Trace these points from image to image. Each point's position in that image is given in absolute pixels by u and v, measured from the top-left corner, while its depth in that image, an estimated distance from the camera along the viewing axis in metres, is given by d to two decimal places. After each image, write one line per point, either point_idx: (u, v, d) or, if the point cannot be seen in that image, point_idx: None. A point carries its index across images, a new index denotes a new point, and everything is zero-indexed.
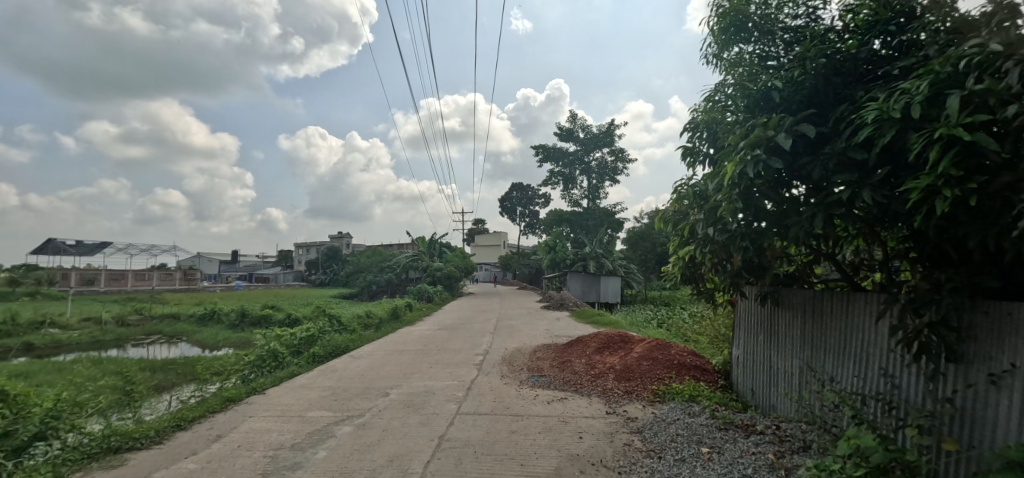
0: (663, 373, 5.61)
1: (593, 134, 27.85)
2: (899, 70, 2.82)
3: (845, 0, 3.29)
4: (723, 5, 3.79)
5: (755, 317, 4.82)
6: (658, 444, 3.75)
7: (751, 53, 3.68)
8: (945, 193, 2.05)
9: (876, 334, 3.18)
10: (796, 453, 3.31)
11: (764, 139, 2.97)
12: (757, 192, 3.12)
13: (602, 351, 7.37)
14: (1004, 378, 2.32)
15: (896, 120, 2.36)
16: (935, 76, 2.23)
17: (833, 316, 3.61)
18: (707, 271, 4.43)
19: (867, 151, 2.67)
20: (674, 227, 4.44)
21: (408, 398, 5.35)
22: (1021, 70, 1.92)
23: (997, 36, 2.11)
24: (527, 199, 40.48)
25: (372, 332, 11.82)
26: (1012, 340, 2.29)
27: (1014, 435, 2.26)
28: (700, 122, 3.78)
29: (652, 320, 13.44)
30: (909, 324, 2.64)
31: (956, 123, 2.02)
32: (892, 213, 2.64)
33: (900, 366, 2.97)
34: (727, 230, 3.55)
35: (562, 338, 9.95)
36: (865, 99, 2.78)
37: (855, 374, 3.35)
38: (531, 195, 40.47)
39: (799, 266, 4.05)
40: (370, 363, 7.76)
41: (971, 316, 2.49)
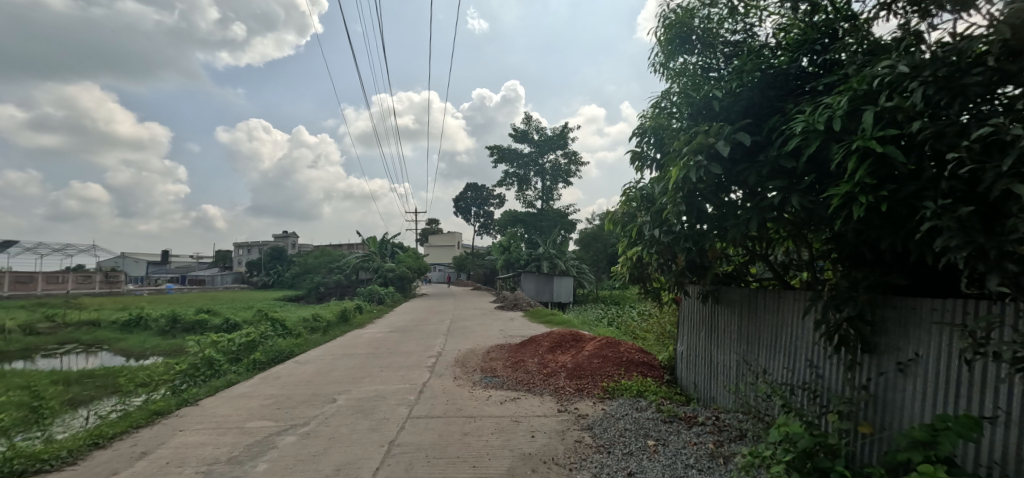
0: (613, 370, 5.78)
1: (547, 136, 28.17)
2: (824, 86, 3.06)
3: (778, 19, 3.54)
4: (669, 17, 3.97)
5: (697, 314, 5.08)
6: (607, 440, 3.86)
7: (694, 64, 3.87)
8: (861, 200, 2.24)
9: (803, 328, 3.44)
10: (733, 442, 3.53)
11: (705, 145, 3.13)
12: (699, 195, 3.28)
13: (554, 350, 7.48)
14: (910, 366, 2.58)
15: (820, 132, 2.57)
16: (853, 93, 2.45)
17: (766, 312, 3.86)
18: (654, 271, 4.61)
19: (796, 159, 2.88)
20: (622, 228, 4.58)
21: (357, 404, 5.19)
22: (924, 91, 2.14)
23: (904, 58, 2.33)
24: (481, 200, 40.39)
25: (319, 336, 11.37)
26: (916, 332, 2.56)
27: (918, 417, 2.52)
28: (647, 128, 3.93)
29: (603, 318, 13.77)
30: (831, 318, 2.88)
31: (871, 136, 2.22)
32: (817, 217, 2.87)
33: (823, 357, 3.24)
34: (671, 231, 3.71)
35: (516, 338, 10.03)
36: (794, 111, 3.00)
37: (785, 366, 3.61)
38: (485, 196, 40.43)
39: (736, 267, 4.29)
40: (317, 368, 7.46)
41: (883, 311, 2.75)
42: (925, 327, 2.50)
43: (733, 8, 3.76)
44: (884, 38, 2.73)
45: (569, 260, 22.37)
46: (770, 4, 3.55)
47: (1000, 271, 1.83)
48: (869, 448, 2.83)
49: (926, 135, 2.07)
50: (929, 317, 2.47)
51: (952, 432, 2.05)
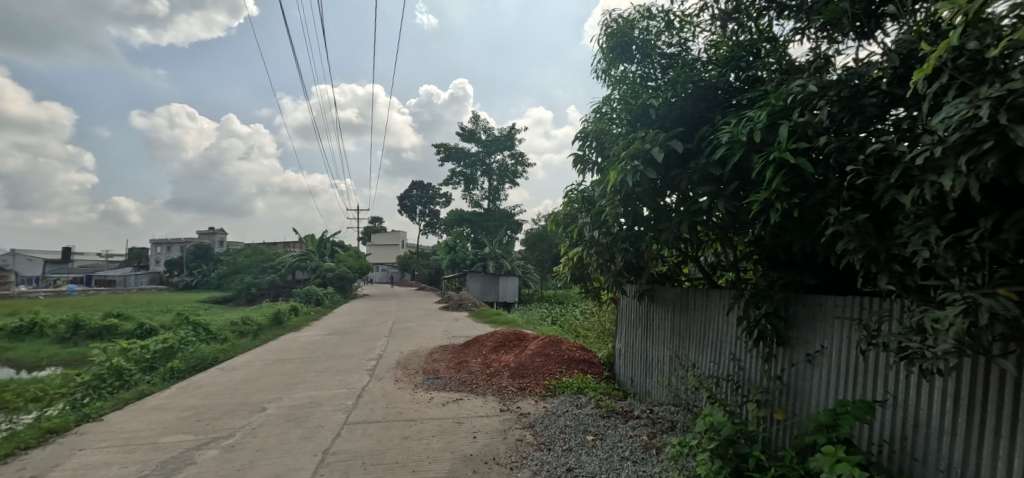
0: (554, 369, 5.90)
1: (494, 136, 28.16)
2: (748, 100, 3.29)
3: (710, 36, 3.78)
4: (612, 26, 4.13)
5: (634, 313, 5.30)
6: (547, 437, 3.94)
7: (634, 73, 4.04)
8: (777, 206, 2.47)
9: (727, 324, 3.69)
10: (665, 433, 3.72)
11: (642, 151, 3.28)
12: (636, 199, 3.44)
13: (498, 350, 7.52)
14: (817, 356, 2.85)
15: (743, 143, 2.78)
16: (771, 109, 2.66)
17: (696, 309, 4.12)
18: (594, 271, 4.76)
19: (722, 168, 3.09)
20: (565, 229, 4.69)
21: (289, 412, 4.92)
22: (830, 109, 2.36)
23: (814, 78, 2.57)
24: (426, 199, 39.70)
25: (248, 340, 10.64)
26: (822, 326, 2.83)
27: (823, 403, 2.79)
28: (589, 132, 4.06)
29: (546, 317, 13.98)
30: (751, 314, 3.12)
31: (786, 148, 2.43)
32: (739, 222, 3.10)
33: (745, 351, 3.50)
34: (610, 233, 3.84)
35: (460, 338, 9.97)
36: (722, 122, 3.22)
37: (712, 360, 3.87)
38: (430, 195, 39.79)
39: (670, 267, 4.52)
40: (244, 375, 7.00)
41: (795, 307, 3.01)
42: (830, 321, 2.77)
43: (670, 23, 3.97)
44: (798, 60, 2.99)
45: (514, 260, 22.49)
46: (703, 21, 3.78)
47: (890, 271, 2.07)
48: (782, 433, 3.09)
49: (830, 149, 2.30)
50: (832, 312, 2.75)
51: (850, 415, 2.29)
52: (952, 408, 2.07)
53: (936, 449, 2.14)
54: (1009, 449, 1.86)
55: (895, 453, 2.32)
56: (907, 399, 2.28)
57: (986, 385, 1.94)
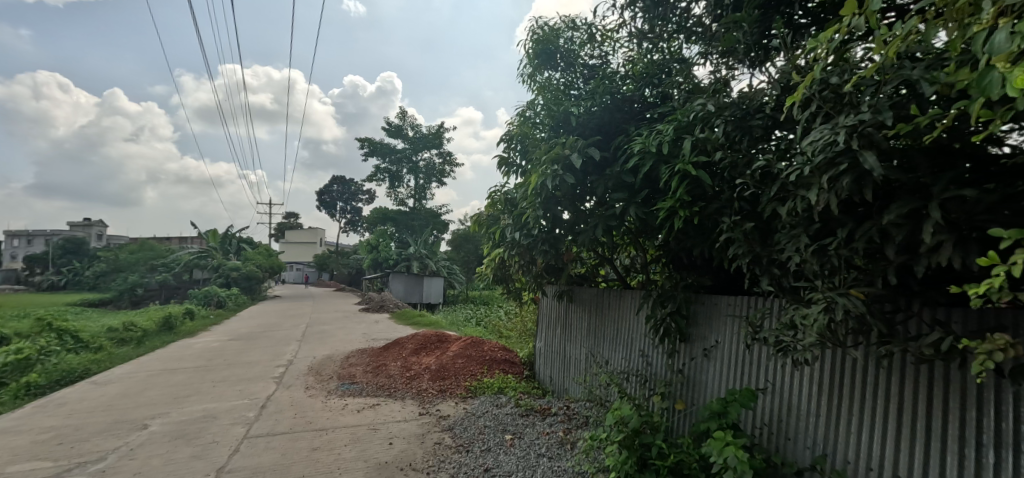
0: (476, 369, 5.92)
1: (420, 133, 27.53)
2: (659, 115, 3.54)
3: (628, 52, 4.01)
4: (537, 32, 4.25)
5: (553, 312, 5.47)
6: (466, 439, 3.93)
7: (558, 80, 4.18)
8: (680, 213, 2.73)
9: (637, 322, 3.95)
10: (579, 428, 3.88)
11: (562, 156, 3.42)
12: (556, 202, 3.57)
13: (418, 352, 7.37)
14: (712, 351, 3.14)
15: (653, 155, 3.00)
16: (677, 124, 2.90)
17: (610, 308, 4.35)
18: (515, 272, 4.84)
19: (634, 176, 3.30)
20: (487, 230, 4.73)
21: (177, 429, 4.43)
22: (726, 127, 2.61)
23: (715, 98, 2.82)
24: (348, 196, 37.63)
25: (130, 349, 9.41)
26: (716, 323, 3.13)
27: (716, 392, 3.08)
28: (514, 135, 4.13)
29: (471, 319, 13.93)
30: (657, 313, 3.37)
31: (689, 161, 2.67)
32: (649, 227, 3.33)
33: (652, 347, 3.76)
34: (531, 235, 3.93)
35: (380, 341, 9.62)
36: (635, 133, 3.44)
37: (623, 356, 4.11)
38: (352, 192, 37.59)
39: (588, 268, 4.72)
40: (124, 389, 6.17)
41: (695, 306, 3.30)
42: (723, 318, 3.07)
43: (592, 35, 4.15)
44: (702, 81, 3.26)
45: (439, 261, 22.14)
46: (622, 37, 4.00)
47: (770, 273, 2.35)
48: (682, 421, 3.37)
49: (724, 164, 2.55)
50: (725, 310, 3.05)
51: (737, 403, 2.55)
52: (817, 392, 2.39)
53: (804, 428, 2.45)
54: (857, 424, 2.19)
55: (773, 434, 2.62)
56: (782, 386, 2.59)
57: (843, 371, 2.27)
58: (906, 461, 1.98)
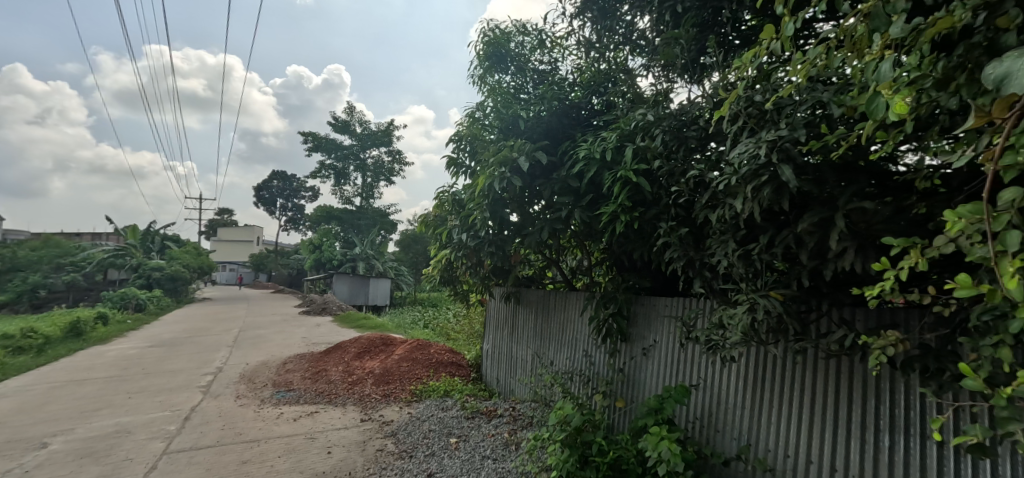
0: (421, 373, 5.83)
1: (368, 130, 26.68)
2: (603, 122, 3.66)
3: (576, 60, 4.11)
4: (488, 34, 4.27)
5: (501, 314, 5.50)
6: (410, 444, 3.86)
7: (508, 83, 4.22)
8: (622, 218, 2.85)
9: (581, 324, 4.05)
10: (524, 428, 3.91)
11: (509, 159, 3.45)
12: (503, 204, 3.60)
13: (362, 356, 7.14)
14: (650, 350, 3.28)
15: (598, 161, 3.10)
16: (619, 132, 3.01)
17: (556, 310, 4.43)
18: (462, 273, 4.81)
19: (580, 180, 3.39)
20: (434, 231, 4.68)
21: (84, 446, 4.01)
22: (664, 137, 2.74)
23: (655, 108, 2.95)
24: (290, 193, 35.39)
25: (29, 358, 8.42)
26: (654, 323, 3.28)
27: (653, 389, 3.22)
28: (463, 136, 4.12)
29: (418, 321, 13.65)
30: (600, 314, 3.48)
31: (630, 168, 2.78)
32: (593, 231, 3.44)
33: (595, 347, 3.87)
34: (478, 236, 3.93)
35: (321, 346, 9.22)
36: (581, 139, 3.53)
37: (567, 357, 4.20)
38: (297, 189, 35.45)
39: (535, 270, 4.78)
40: (19, 404, 5.50)
41: (635, 307, 3.44)
42: (660, 318, 3.23)
43: (542, 41, 4.21)
44: (644, 92, 3.41)
45: (386, 262, 21.57)
46: (571, 45, 4.09)
47: (702, 276, 2.49)
48: (622, 418, 3.49)
49: (662, 172, 2.69)
50: (663, 311, 3.20)
51: (672, 399, 2.68)
52: (743, 386, 2.56)
53: (731, 421, 2.62)
54: (776, 415, 2.37)
55: (704, 428, 2.78)
56: (712, 382, 2.76)
57: (765, 366, 2.46)
58: (817, 447, 2.16)
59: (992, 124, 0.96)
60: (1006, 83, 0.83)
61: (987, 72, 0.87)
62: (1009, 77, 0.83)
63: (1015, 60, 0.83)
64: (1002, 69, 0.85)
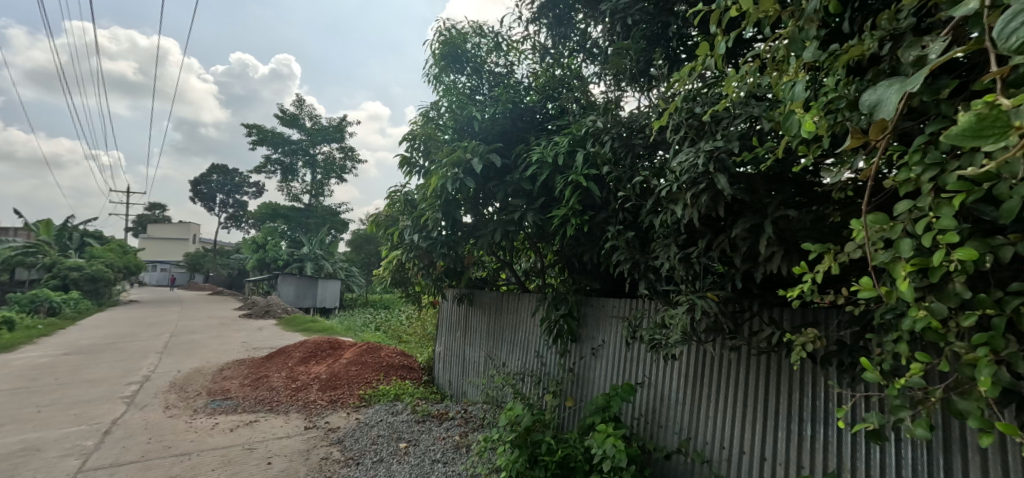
0: (371, 377, 5.70)
1: (318, 125, 25.64)
2: (557, 127, 3.73)
3: (532, 64, 4.16)
4: (445, 34, 4.24)
5: (453, 316, 5.46)
6: (357, 451, 3.75)
7: (463, 83, 4.21)
8: (573, 221, 2.93)
9: (533, 325, 4.11)
10: (476, 430, 3.90)
11: (463, 160, 3.44)
12: (456, 205, 3.59)
13: (307, 361, 6.86)
14: (598, 349, 3.38)
15: (550, 165, 3.16)
16: (571, 137, 3.09)
17: (508, 311, 4.47)
18: (414, 275, 4.74)
19: (532, 184, 3.45)
20: (385, 231, 4.58)
21: None
22: (613, 144, 2.83)
23: (606, 115, 3.04)
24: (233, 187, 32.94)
25: None
26: (602, 324, 3.37)
27: (601, 388, 3.32)
28: (417, 135, 4.07)
29: (369, 323, 13.27)
30: (551, 315, 3.55)
31: (581, 172, 2.86)
32: (545, 234, 3.50)
33: (546, 348, 3.93)
34: (430, 237, 3.89)
35: (262, 351, 8.75)
36: (534, 142, 3.58)
37: (519, 358, 4.23)
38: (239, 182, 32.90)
39: (488, 272, 4.79)
40: None
41: (585, 308, 3.53)
42: (608, 319, 3.33)
43: (499, 44, 4.23)
44: (596, 99, 3.51)
45: (336, 262, 20.80)
46: (527, 49, 4.14)
47: (646, 278, 2.60)
48: (571, 416, 3.57)
49: (611, 177, 2.78)
50: (610, 312, 3.31)
51: (618, 397, 2.76)
52: (684, 383, 2.69)
53: (672, 416, 2.74)
54: (713, 409, 2.51)
55: (647, 424, 2.89)
56: (655, 379, 2.88)
57: (703, 364, 2.59)
58: (749, 438, 2.31)
59: (872, 144, 1.10)
60: (879, 108, 0.94)
61: (863, 99, 0.98)
62: (882, 104, 0.94)
63: (885, 89, 0.94)
64: (876, 96, 0.95)
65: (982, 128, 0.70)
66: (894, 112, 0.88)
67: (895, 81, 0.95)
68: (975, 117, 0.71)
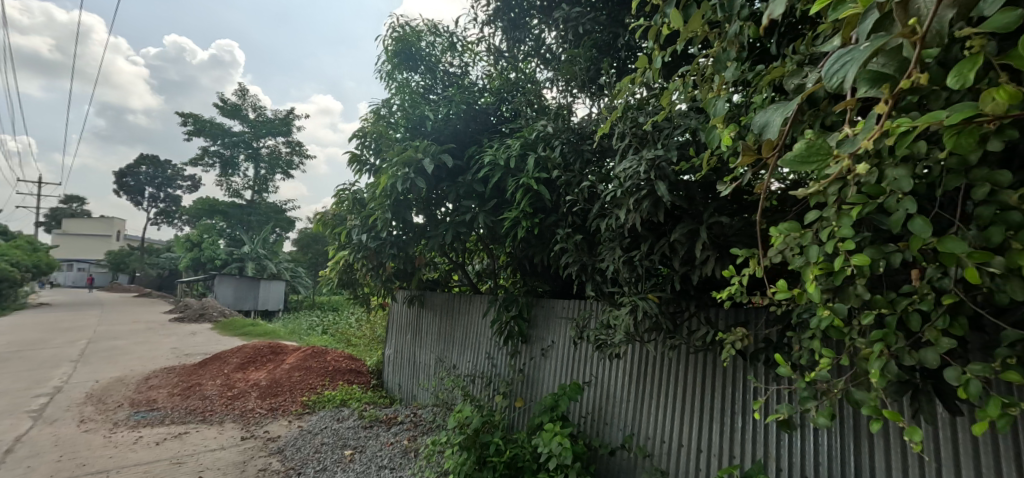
0: (316, 383, 5.49)
1: (262, 118, 24.32)
2: (510, 130, 3.76)
3: (486, 66, 4.17)
4: (398, 31, 4.17)
5: (404, 318, 5.36)
6: (299, 460, 3.60)
7: (417, 82, 4.16)
8: (523, 223, 2.98)
9: (484, 327, 4.11)
10: (425, 434, 3.85)
11: (414, 160, 3.39)
12: (406, 206, 3.54)
13: (246, 367, 6.51)
14: (548, 350, 3.44)
15: (503, 168, 3.19)
16: (522, 141, 3.12)
17: (460, 313, 4.45)
18: (362, 276, 4.61)
19: (484, 185, 3.46)
20: (332, 230, 4.44)
21: None
22: (563, 148, 2.90)
23: (558, 119, 3.10)
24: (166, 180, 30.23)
25: None
26: (552, 325, 3.44)
27: (549, 388, 3.38)
28: (367, 132, 3.97)
29: (316, 327, 12.74)
30: (502, 316, 3.57)
31: (532, 176, 2.91)
32: (496, 235, 3.53)
33: (496, 349, 3.95)
34: (379, 237, 3.80)
35: (195, 358, 8.18)
36: (487, 144, 3.59)
37: (469, 360, 4.23)
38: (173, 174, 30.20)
39: (440, 273, 4.74)
40: None
41: (535, 310, 3.58)
42: (557, 320, 3.40)
43: (453, 44, 4.21)
44: (549, 104, 3.57)
45: (280, 262, 19.80)
46: (481, 51, 4.15)
47: (593, 280, 2.67)
48: (521, 416, 3.61)
49: (560, 181, 2.85)
50: (560, 313, 3.38)
51: (565, 396, 2.82)
52: (628, 381, 2.79)
53: (617, 414, 2.83)
54: (655, 405, 2.62)
55: (593, 421, 2.97)
56: (601, 378, 2.97)
57: (646, 361, 2.71)
58: (687, 432, 2.43)
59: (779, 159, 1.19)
60: (767, 130, 1.06)
61: (754, 120, 1.10)
62: (768, 126, 1.06)
63: (771, 113, 1.06)
64: (763, 118, 1.07)
65: (808, 155, 0.91)
66: (775, 136, 1.01)
67: (780, 104, 1.06)
68: (805, 145, 0.92)
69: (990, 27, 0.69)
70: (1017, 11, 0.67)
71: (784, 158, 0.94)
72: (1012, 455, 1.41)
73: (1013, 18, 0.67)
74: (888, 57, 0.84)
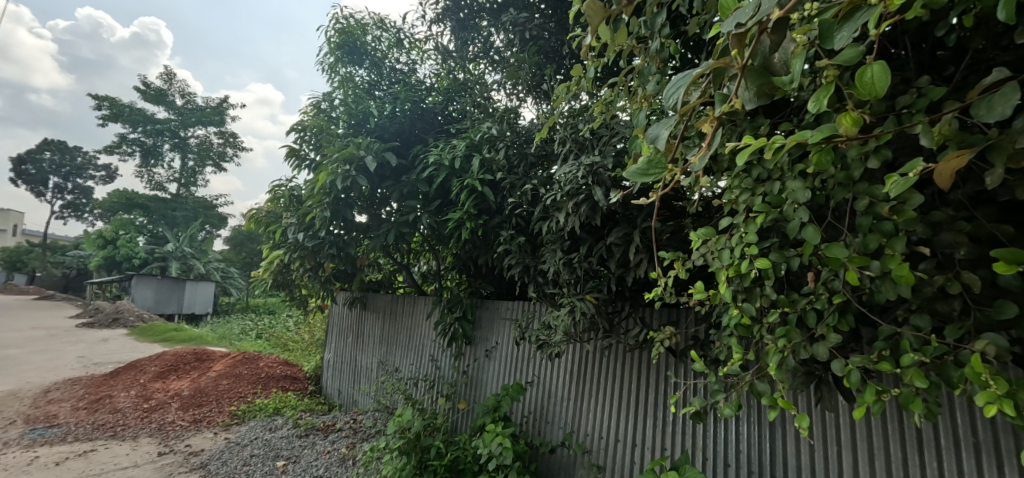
0: (246, 391, 5.18)
1: (190, 106, 22.52)
2: (456, 130, 3.74)
3: (433, 65, 4.13)
4: (341, 23, 4.04)
5: (344, 321, 5.17)
6: (225, 474, 3.38)
7: (361, 77, 4.03)
8: (467, 224, 2.99)
9: (428, 329, 4.06)
10: (364, 440, 3.74)
11: (355, 157, 3.29)
12: (346, 205, 3.42)
13: (167, 375, 6.01)
14: (491, 351, 3.46)
15: (447, 168, 3.17)
16: (467, 141, 3.12)
17: (403, 315, 4.36)
18: (298, 277, 4.39)
19: (429, 185, 3.43)
20: (266, 228, 4.21)
21: None
22: (507, 151, 2.93)
23: (503, 121, 3.12)
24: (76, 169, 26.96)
25: None
26: (495, 326, 3.46)
27: (492, 389, 3.39)
28: (306, 126, 3.80)
29: (249, 331, 11.97)
30: (446, 318, 3.54)
31: (477, 177, 2.92)
32: (440, 236, 3.50)
33: (440, 351, 3.91)
34: (317, 237, 3.64)
35: (106, 367, 7.42)
36: (432, 144, 3.55)
37: (412, 362, 4.16)
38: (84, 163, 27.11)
39: (383, 274, 4.63)
40: None
41: (480, 311, 3.59)
42: (501, 321, 3.42)
43: (400, 40, 4.14)
44: (496, 106, 3.59)
45: (209, 262, 18.41)
46: (429, 50, 4.10)
47: (534, 281, 2.72)
48: (463, 418, 3.59)
49: (504, 183, 2.88)
50: (504, 314, 3.41)
51: (508, 397, 2.84)
52: (569, 380, 2.86)
53: (558, 412, 2.90)
54: (593, 403, 2.70)
55: (535, 421, 3.01)
56: (543, 377, 3.02)
57: (585, 360, 2.79)
58: (623, 427, 2.52)
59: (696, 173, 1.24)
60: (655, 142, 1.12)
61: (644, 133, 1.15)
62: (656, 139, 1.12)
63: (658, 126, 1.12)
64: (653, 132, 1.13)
65: (648, 169, 1.16)
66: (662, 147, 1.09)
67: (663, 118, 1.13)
68: (647, 160, 1.16)
69: (842, 59, 0.80)
70: (859, 46, 0.78)
71: (629, 171, 1.18)
72: (897, 437, 1.59)
73: (857, 53, 0.78)
74: (750, 81, 0.94)
